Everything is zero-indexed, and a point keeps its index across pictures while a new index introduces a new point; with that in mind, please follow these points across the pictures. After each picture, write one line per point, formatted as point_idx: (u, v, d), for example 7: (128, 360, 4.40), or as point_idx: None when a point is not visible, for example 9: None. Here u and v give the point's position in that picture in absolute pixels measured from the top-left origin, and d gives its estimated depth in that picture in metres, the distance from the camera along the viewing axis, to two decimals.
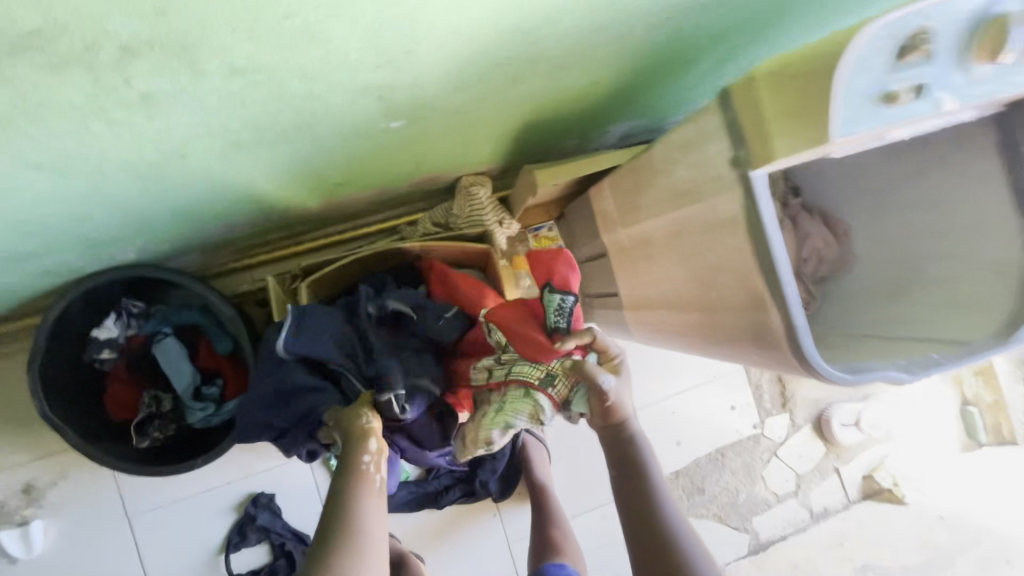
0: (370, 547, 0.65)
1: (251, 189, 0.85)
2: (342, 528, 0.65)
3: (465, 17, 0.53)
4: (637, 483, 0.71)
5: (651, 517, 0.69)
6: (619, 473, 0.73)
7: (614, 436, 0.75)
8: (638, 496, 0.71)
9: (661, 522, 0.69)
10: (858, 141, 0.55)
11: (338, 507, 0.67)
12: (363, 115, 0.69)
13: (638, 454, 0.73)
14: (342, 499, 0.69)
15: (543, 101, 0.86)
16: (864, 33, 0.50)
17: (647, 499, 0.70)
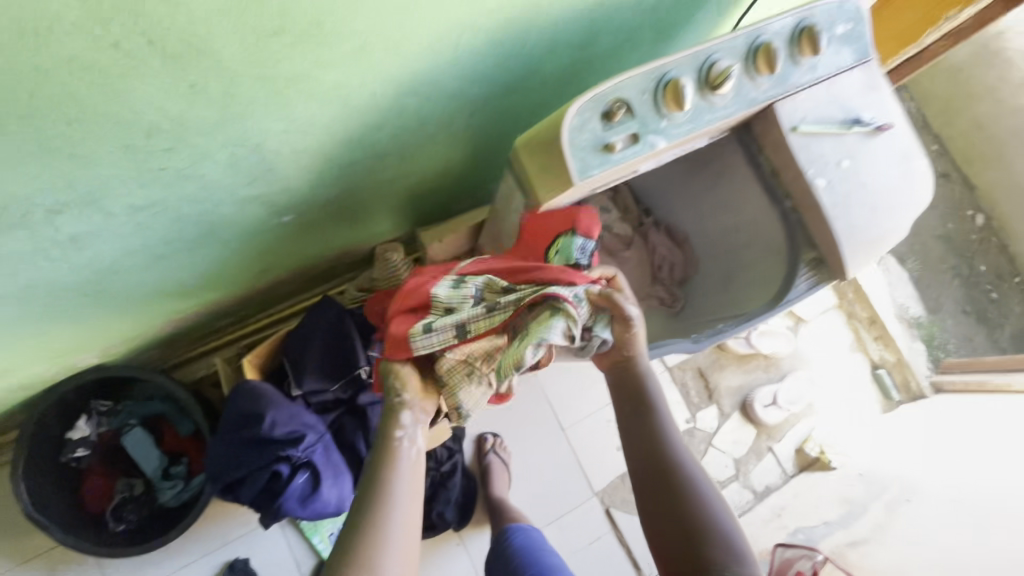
0: (399, 508, 0.68)
1: (183, 288, 1.04)
2: (379, 485, 0.70)
3: (302, 141, 0.74)
4: (645, 419, 0.84)
5: (658, 446, 0.81)
6: (629, 412, 0.86)
7: (622, 382, 0.88)
8: (646, 431, 0.83)
9: (667, 449, 0.80)
10: (599, 178, 0.76)
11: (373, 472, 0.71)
12: (254, 217, 0.89)
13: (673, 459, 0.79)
14: (378, 474, 0.71)
15: (410, 179, 1.07)
16: (572, 108, 0.71)
17: (655, 432, 0.82)
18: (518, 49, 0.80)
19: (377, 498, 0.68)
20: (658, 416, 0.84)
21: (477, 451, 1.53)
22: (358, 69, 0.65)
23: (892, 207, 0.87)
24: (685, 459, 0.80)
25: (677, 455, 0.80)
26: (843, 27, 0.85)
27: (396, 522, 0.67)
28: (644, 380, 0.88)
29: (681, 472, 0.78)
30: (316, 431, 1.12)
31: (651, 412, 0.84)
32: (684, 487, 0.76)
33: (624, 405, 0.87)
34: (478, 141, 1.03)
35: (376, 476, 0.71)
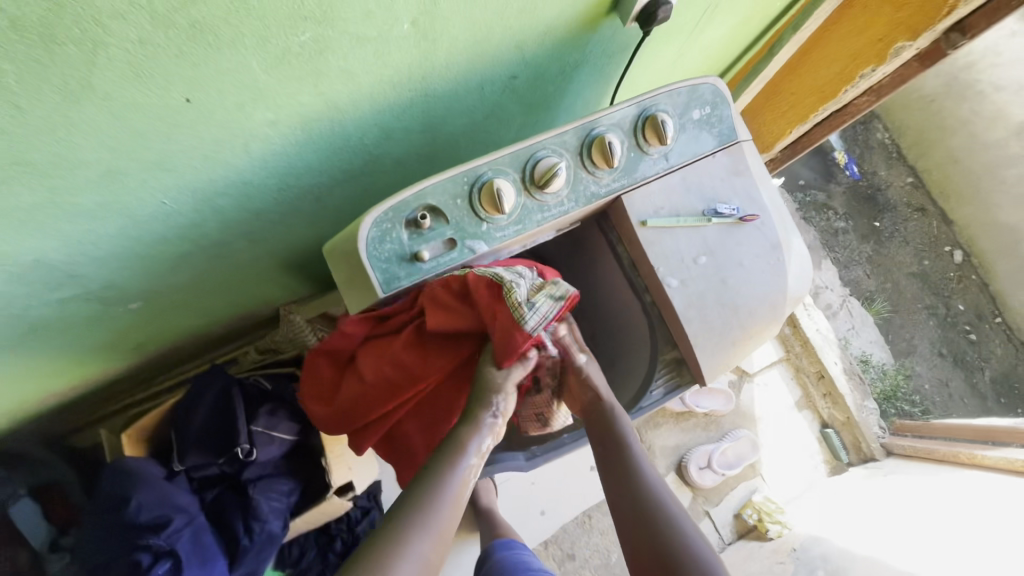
0: (422, 540, 0.60)
1: (39, 372, 1.00)
2: (423, 498, 0.64)
3: (94, 249, 0.70)
4: (612, 440, 0.76)
5: (626, 468, 0.73)
6: (595, 433, 0.78)
7: (585, 405, 0.81)
8: (613, 451, 0.76)
9: (636, 469, 0.73)
10: (413, 287, 0.71)
11: (413, 503, 0.63)
12: (85, 310, 0.85)
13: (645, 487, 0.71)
14: (410, 508, 0.63)
15: (278, 255, 1.03)
16: (367, 216, 0.66)
17: (622, 455, 0.75)
18: (341, 142, 0.75)
19: (395, 531, 0.60)
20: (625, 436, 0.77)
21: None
22: (119, 188, 0.61)
23: (754, 305, 0.80)
24: (657, 480, 0.72)
25: (648, 476, 0.72)
26: (698, 111, 0.79)
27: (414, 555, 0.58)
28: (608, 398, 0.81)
29: (647, 495, 0.69)
30: (185, 513, 1.10)
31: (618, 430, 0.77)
32: (656, 511, 0.68)
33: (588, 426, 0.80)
34: (344, 218, 0.98)
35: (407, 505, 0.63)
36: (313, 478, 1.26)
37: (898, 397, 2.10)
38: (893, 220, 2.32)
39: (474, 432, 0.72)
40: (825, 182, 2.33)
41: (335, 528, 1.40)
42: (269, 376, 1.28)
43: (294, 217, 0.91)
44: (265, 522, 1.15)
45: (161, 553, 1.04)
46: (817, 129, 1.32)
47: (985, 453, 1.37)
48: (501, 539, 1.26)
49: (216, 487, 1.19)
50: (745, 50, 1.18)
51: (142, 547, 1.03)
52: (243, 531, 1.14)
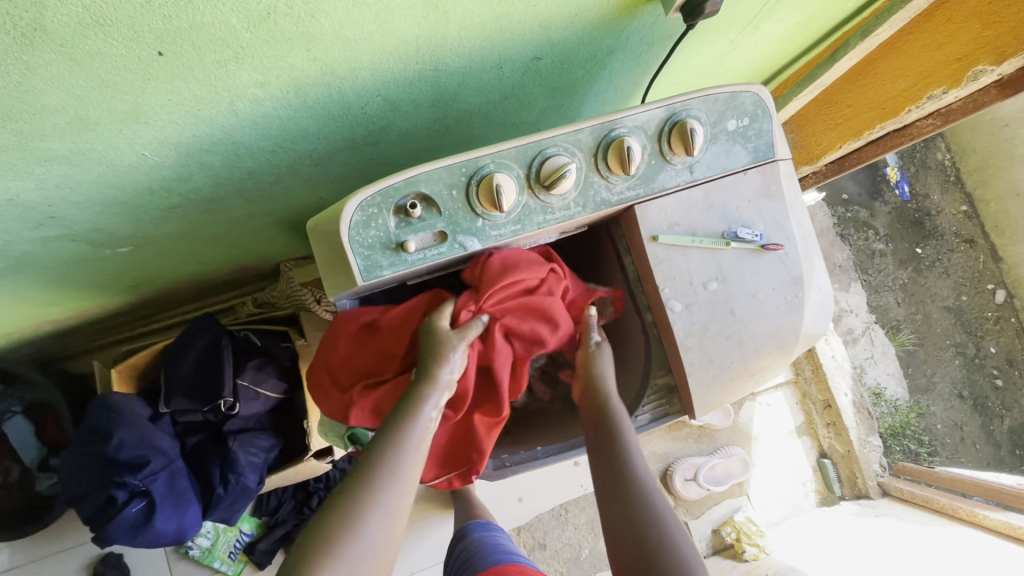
0: (387, 500, 0.59)
1: (33, 301, 1.00)
2: (344, 511, 0.58)
3: (76, 194, 0.68)
4: (612, 451, 0.71)
5: (621, 483, 0.68)
6: (596, 441, 0.73)
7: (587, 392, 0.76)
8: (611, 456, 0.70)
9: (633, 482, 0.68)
10: (395, 278, 0.66)
11: (333, 513, 0.58)
12: (74, 250, 0.84)
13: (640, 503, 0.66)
14: (349, 501, 0.59)
15: (277, 215, 0.99)
16: (353, 197, 0.61)
17: (619, 469, 0.69)
18: (340, 110, 0.70)
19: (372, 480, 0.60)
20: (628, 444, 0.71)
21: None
22: (97, 136, 0.57)
23: (762, 341, 0.74)
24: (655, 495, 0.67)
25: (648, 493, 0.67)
26: (734, 121, 0.71)
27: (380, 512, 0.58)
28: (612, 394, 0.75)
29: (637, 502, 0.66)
30: (165, 457, 1.11)
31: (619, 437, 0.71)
32: (649, 532, 0.63)
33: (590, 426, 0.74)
34: (344, 184, 0.94)
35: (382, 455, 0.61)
36: (294, 439, 1.26)
37: (906, 434, 2.01)
38: (936, 248, 2.18)
39: (427, 385, 0.65)
40: (870, 199, 2.18)
41: (313, 487, 1.41)
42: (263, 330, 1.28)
43: (291, 180, 0.87)
44: (241, 476, 1.16)
45: (137, 492, 1.07)
46: (870, 146, 1.21)
47: (986, 513, 1.30)
48: (479, 519, 1.26)
49: (200, 432, 1.20)
50: (802, 53, 1.07)
51: (118, 485, 1.06)
52: (220, 481, 1.15)
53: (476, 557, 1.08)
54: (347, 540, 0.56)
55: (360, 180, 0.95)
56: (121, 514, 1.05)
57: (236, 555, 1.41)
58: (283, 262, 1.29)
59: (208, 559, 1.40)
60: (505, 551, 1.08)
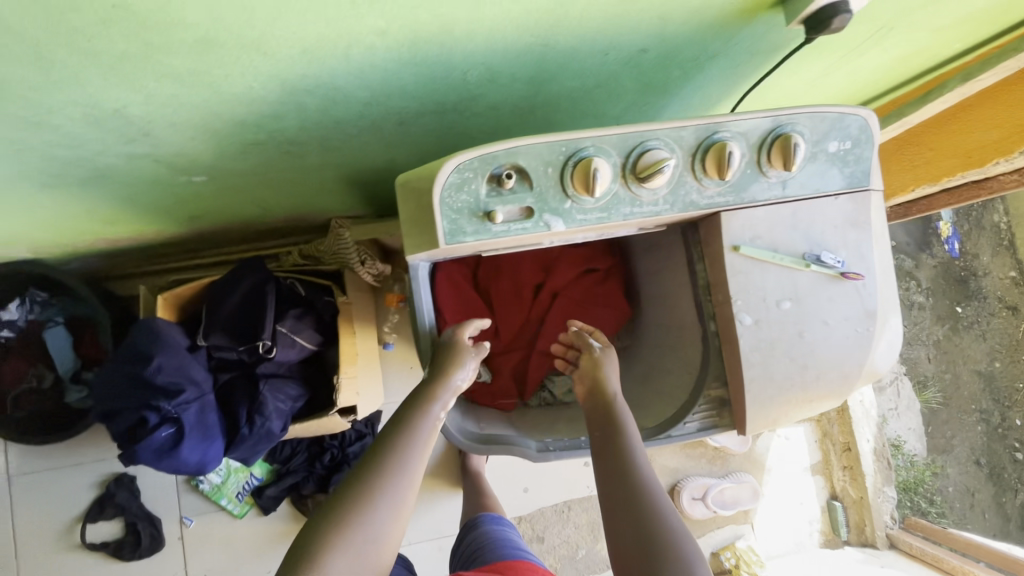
0: (398, 486, 0.65)
1: (99, 216, 1.02)
2: (357, 495, 0.63)
3: (174, 115, 0.68)
4: (612, 451, 0.72)
5: (627, 479, 0.69)
6: (598, 441, 0.75)
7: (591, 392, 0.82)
8: (610, 455, 0.72)
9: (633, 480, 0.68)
10: (476, 247, 0.66)
11: (344, 499, 0.63)
12: (153, 171, 0.85)
13: (645, 499, 0.66)
14: (363, 487, 0.64)
15: (347, 169, 1.00)
16: (451, 159, 0.61)
17: (622, 468, 0.70)
18: (443, 73, 0.71)
19: (384, 474, 0.65)
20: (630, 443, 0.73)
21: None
22: (215, 59, 0.58)
23: (825, 369, 0.73)
24: (657, 493, 0.67)
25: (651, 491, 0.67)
26: (836, 143, 0.69)
27: (388, 505, 0.63)
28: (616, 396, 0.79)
29: (640, 496, 0.67)
30: (199, 387, 1.13)
31: (621, 438, 0.73)
32: (649, 529, 0.64)
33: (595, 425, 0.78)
34: (420, 149, 0.94)
35: (394, 449, 0.68)
36: (320, 394, 1.27)
37: (918, 491, 1.98)
38: (977, 310, 2.14)
39: (435, 389, 0.76)
40: (917, 251, 2.14)
41: (327, 443, 1.43)
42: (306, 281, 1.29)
43: (372, 136, 0.87)
44: (267, 420, 1.17)
45: (167, 416, 1.07)
46: (944, 194, 1.19)
47: None
48: (490, 513, 1.26)
49: (233, 371, 1.22)
50: (892, 90, 1.05)
51: (150, 406, 1.07)
52: (246, 420, 1.16)
53: (485, 548, 1.09)
54: (357, 522, 0.61)
55: (434, 146, 0.96)
56: (149, 435, 1.05)
57: (243, 496, 1.43)
58: (334, 218, 1.32)
59: (217, 496, 1.42)
60: (515, 547, 1.08)
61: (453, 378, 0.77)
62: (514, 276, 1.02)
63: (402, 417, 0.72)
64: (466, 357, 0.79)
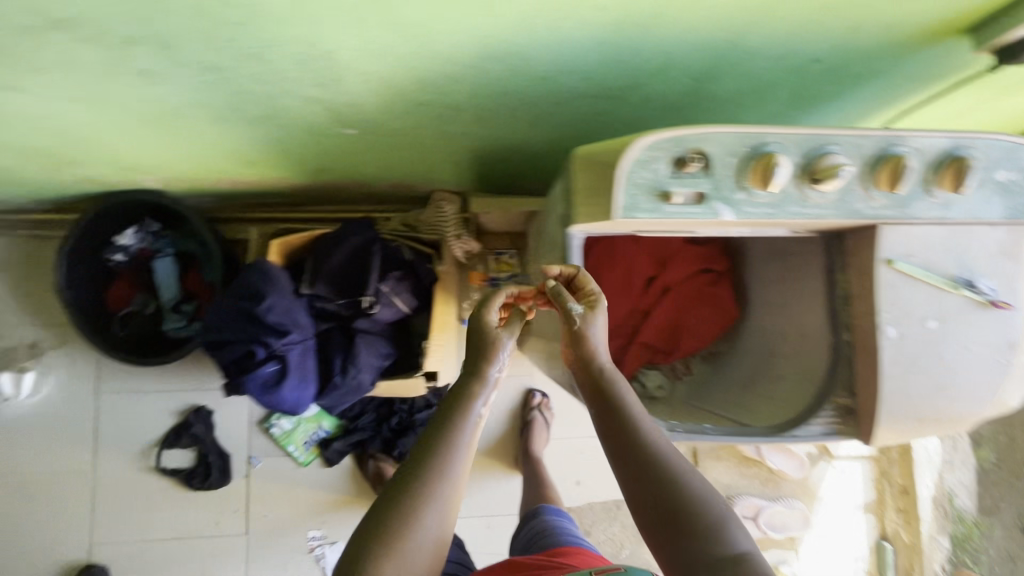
0: (443, 488, 0.60)
1: (242, 156, 1.08)
2: (403, 502, 0.59)
3: (373, 65, 0.73)
4: (622, 425, 0.65)
5: (649, 454, 0.62)
6: (602, 413, 0.68)
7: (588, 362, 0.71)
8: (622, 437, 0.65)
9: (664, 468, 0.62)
10: (644, 224, 0.69)
11: (390, 504, 0.59)
12: (317, 118, 0.90)
13: (670, 476, 0.60)
14: (407, 490, 0.60)
15: (482, 142, 1.04)
16: (643, 136, 0.64)
17: (642, 443, 0.63)
18: (625, 57, 0.74)
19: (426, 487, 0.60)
20: (639, 424, 0.65)
21: (522, 404, 1.55)
22: (439, 13, 0.62)
23: (960, 393, 0.74)
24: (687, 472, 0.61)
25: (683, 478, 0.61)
26: (1005, 173, 0.70)
27: (439, 504, 0.60)
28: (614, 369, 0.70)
29: (664, 470, 0.61)
30: (303, 329, 1.17)
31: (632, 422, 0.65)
32: (678, 502, 0.59)
33: (592, 403, 0.69)
34: (560, 129, 0.98)
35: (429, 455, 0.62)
36: (406, 354, 1.30)
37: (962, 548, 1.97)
38: None
39: (477, 379, 0.68)
40: None
41: (396, 406, 1.47)
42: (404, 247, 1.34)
43: (524, 111, 0.91)
44: (359, 372, 1.21)
45: (273, 355, 1.13)
46: None
47: None
48: (550, 506, 1.26)
49: (330, 321, 1.27)
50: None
51: (259, 343, 1.13)
52: (340, 369, 1.21)
53: (545, 537, 1.09)
54: (409, 526, 0.58)
55: (572, 130, 0.99)
56: (255, 370, 1.12)
57: (309, 445, 1.48)
58: (437, 191, 1.37)
59: (284, 441, 1.47)
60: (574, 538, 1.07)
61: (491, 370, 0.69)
62: (628, 266, 1.02)
63: (440, 414, 0.66)
64: (501, 345, 0.71)
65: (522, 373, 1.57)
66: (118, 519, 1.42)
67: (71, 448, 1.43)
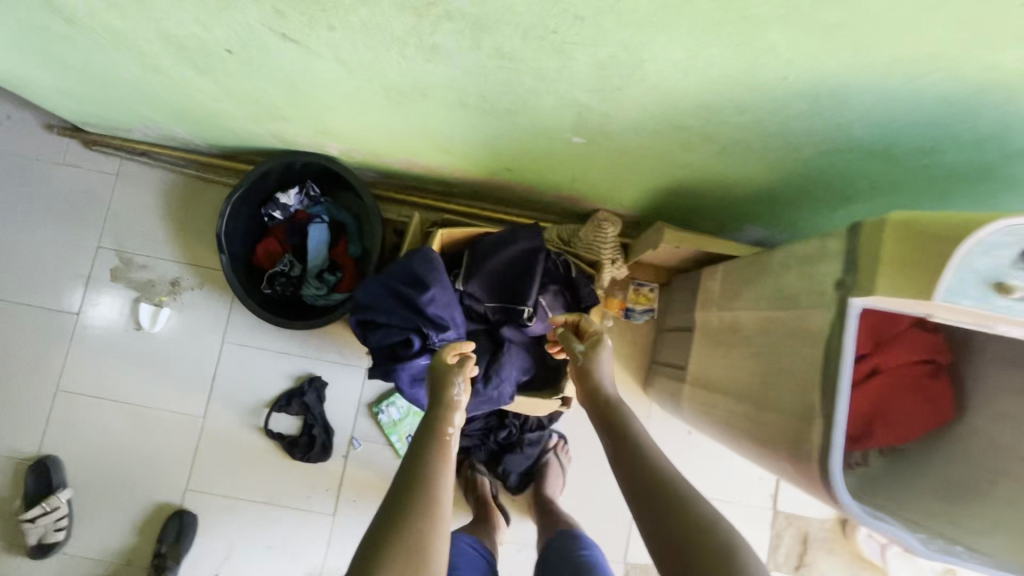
0: (433, 517, 0.73)
1: (446, 143, 1.05)
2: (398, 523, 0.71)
3: (672, 81, 0.67)
4: (645, 468, 0.80)
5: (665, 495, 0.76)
6: (621, 458, 0.85)
7: (587, 393, 0.97)
8: (633, 468, 0.81)
9: (663, 492, 0.76)
10: (958, 314, 0.59)
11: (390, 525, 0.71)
12: (559, 121, 0.86)
13: (688, 518, 0.72)
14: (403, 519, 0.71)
15: (700, 175, 0.98)
16: (1005, 217, 0.53)
17: (661, 489, 0.76)
18: (948, 118, 0.66)
19: (424, 502, 0.74)
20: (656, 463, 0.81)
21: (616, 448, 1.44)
22: (796, 41, 0.56)
23: None
24: (690, 496, 0.75)
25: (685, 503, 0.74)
26: None
27: (435, 533, 0.72)
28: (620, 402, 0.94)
29: (681, 507, 0.74)
30: (459, 328, 1.13)
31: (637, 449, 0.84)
32: (702, 536, 0.70)
33: (604, 432, 0.92)
34: (796, 177, 0.91)
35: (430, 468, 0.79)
36: (546, 374, 1.23)
37: None
38: None
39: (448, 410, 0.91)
40: None
41: (507, 419, 1.40)
42: None
43: (776, 153, 0.84)
44: (502, 383, 1.16)
45: (427, 348, 1.10)
46: None
47: None
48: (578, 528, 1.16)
49: (478, 323, 1.23)
50: None
51: (416, 334, 1.10)
52: (483, 376, 1.16)
53: None
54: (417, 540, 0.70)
55: (808, 179, 0.92)
56: (407, 360, 1.09)
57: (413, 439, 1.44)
58: (599, 211, 1.32)
59: (387, 430, 1.44)
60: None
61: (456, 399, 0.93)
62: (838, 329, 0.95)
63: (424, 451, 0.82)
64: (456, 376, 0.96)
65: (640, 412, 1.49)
66: (216, 471, 1.42)
67: (186, 390, 1.44)
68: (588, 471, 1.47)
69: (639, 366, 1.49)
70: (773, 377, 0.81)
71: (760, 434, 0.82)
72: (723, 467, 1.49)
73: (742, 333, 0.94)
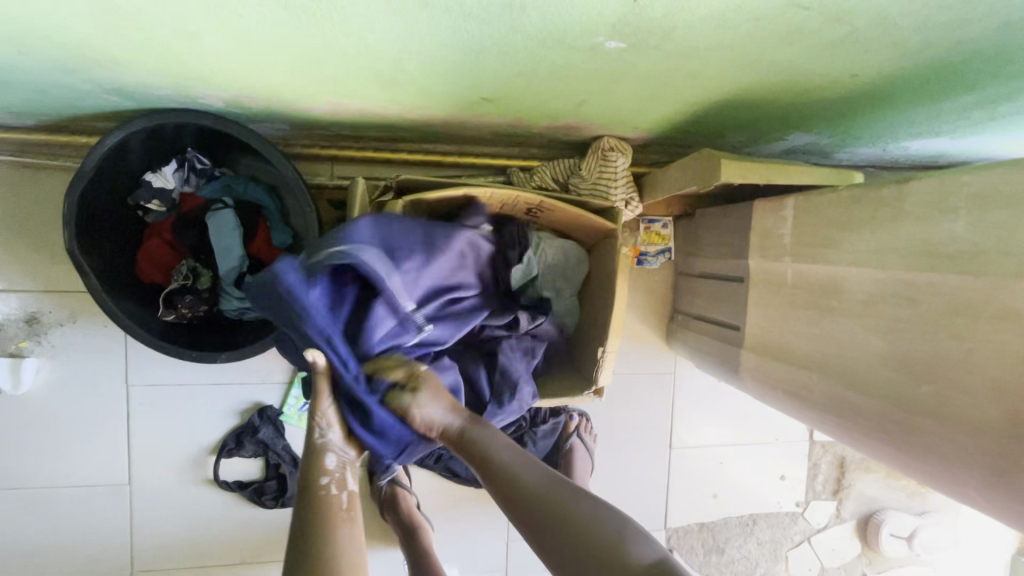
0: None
1: (395, 71, 0.68)
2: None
3: None
4: (523, 491, 0.68)
5: (550, 508, 0.65)
6: (495, 468, 0.73)
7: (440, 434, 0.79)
8: (505, 484, 0.70)
9: (563, 513, 0.64)
10: None
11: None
12: (592, 11, 0.52)
13: (572, 524, 0.62)
14: None
15: (777, 74, 0.68)
16: None
17: (540, 498, 0.67)
18: None
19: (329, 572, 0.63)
20: (523, 474, 0.70)
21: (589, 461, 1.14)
22: None
23: None
24: (572, 494, 0.66)
25: (600, 524, 0.62)
26: None
27: None
28: (490, 434, 0.77)
29: (556, 495, 0.66)
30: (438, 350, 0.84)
31: (508, 467, 0.72)
32: (575, 529, 0.62)
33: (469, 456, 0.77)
34: (922, 56, 0.63)
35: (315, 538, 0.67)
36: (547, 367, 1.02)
37: None
38: None
39: (319, 448, 0.75)
40: None
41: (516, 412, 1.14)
42: (558, 214, 0.99)
43: (917, 26, 0.56)
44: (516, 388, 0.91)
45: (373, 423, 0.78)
46: None
47: None
48: None
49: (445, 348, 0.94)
50: None
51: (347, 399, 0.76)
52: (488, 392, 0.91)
53: None
54: None
55: (932, 60, 0.65)
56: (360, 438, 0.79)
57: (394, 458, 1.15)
58: (601, 137, 1.00)
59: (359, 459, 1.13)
60: None
61: (320, 439, 0.75)
62: None
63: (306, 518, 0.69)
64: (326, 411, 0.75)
65: (665, 368, 1.28)
66: (166, 543, 1.12)
67: (92, 458, 1.08)
68: (615, 446, 1.27)
69: (658, 318, 1.26)
70: (930, 370, 0.60)
71: (923, 448, 0.61)
72: (756, 408, 1.34)
73: (848, 299, 0.70)
